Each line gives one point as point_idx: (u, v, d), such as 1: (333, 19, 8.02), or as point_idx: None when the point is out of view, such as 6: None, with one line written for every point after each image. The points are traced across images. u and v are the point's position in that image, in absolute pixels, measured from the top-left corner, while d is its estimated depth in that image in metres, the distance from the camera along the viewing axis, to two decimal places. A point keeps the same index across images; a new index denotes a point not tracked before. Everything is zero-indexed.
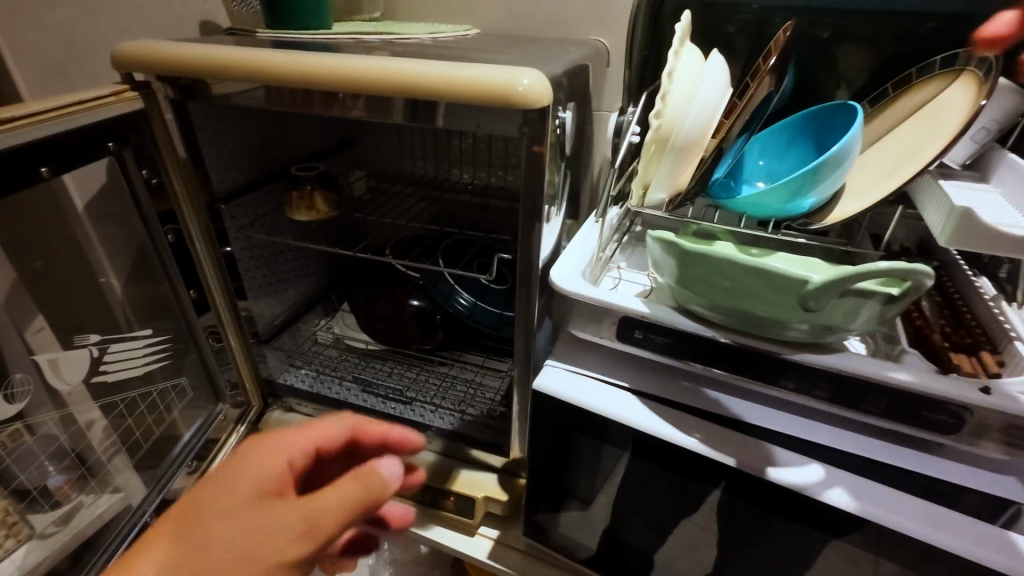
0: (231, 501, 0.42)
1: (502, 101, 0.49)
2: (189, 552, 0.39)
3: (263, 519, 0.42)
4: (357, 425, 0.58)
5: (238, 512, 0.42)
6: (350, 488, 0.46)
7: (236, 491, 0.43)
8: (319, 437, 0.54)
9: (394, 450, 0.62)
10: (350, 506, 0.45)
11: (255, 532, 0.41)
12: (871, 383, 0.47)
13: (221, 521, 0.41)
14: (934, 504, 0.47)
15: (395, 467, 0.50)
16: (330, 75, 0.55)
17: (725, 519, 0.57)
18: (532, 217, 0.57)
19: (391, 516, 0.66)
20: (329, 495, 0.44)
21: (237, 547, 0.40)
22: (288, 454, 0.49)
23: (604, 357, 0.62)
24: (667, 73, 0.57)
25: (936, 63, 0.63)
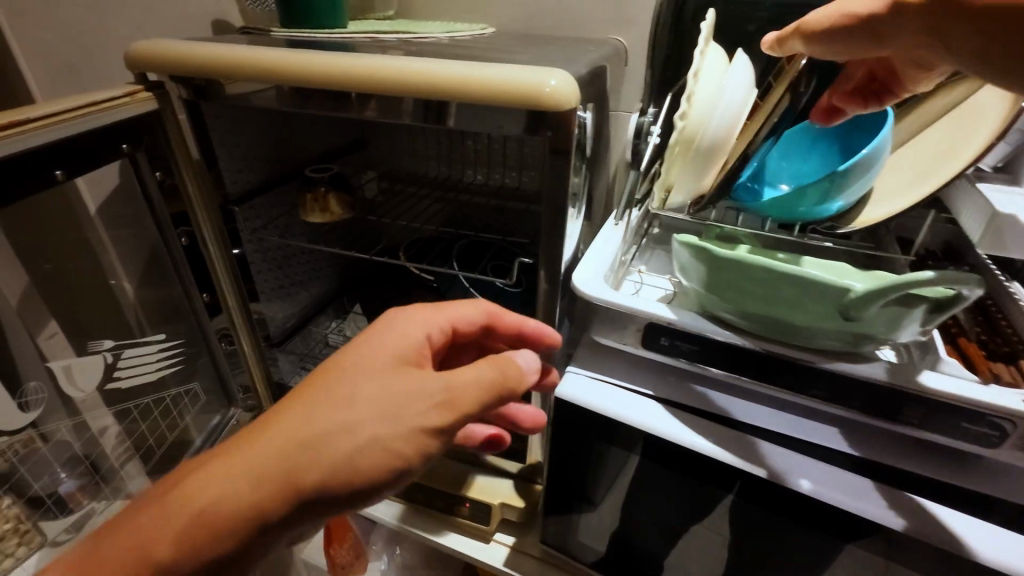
0: (378, 363, 0.44)
1: (529, 103, 0.48)
2: (343, 399, 0.42)
3: (407, 382, 0.43)
4: (498, 311, 0.57)
5: (382, 373, 0.44)
6: (486, 368, 0.46)
7: (380, 356, 0.45)
8: (456, 315, 0.54)
9: (530, 344, 0.60)
10: (489, 387, 0.45)
11: (399, 391, 0.43)
12: (909, 394, 0.45)
13: (370, 381, 0.43)
14: (967, 515, 0.45)
15: (530, 359, 0.50)
16: (349, 74, 0.53)
17: (750, 530, 0.55)
18: (554, 220, 0.56)
19: (525, 418, 0.62)
20: (468, 370, 0.45)
21: (385, 401, 0.42)
22: (422, 328, 0.50)
23: (626, 364, 0.60)
24: (692, 73, 0.55)
25: None
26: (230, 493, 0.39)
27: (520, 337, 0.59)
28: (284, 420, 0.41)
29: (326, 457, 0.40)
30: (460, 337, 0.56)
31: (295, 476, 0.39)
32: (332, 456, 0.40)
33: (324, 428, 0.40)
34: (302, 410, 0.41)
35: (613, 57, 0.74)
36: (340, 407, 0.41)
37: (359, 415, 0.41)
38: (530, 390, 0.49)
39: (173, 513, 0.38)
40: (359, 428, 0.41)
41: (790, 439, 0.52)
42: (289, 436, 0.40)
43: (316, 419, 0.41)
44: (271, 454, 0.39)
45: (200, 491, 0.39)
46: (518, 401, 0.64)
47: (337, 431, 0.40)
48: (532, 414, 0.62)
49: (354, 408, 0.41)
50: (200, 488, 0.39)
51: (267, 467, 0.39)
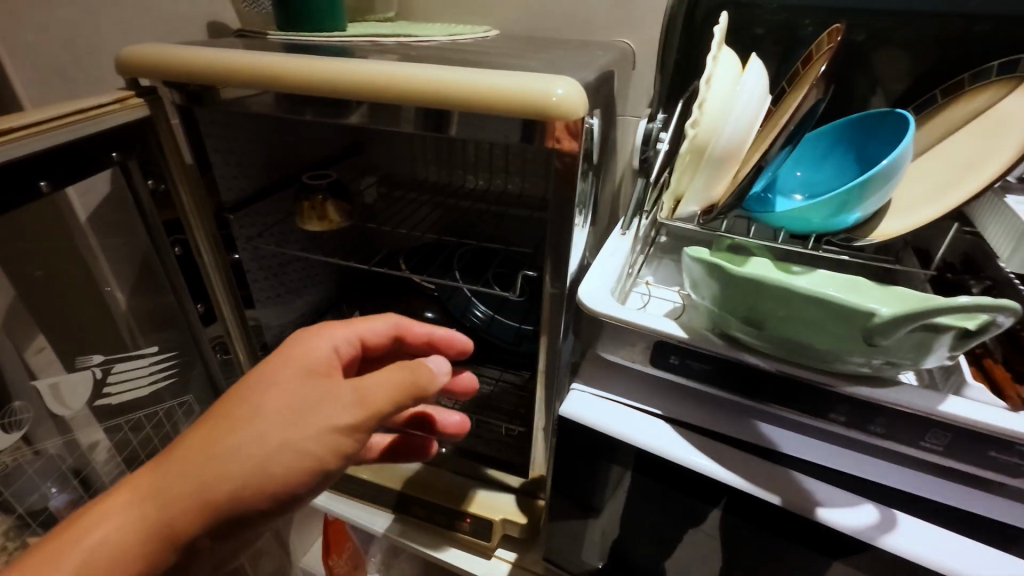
0: (282, 374, 0.44)
1: (534, 112, 0.46)
2: (245, 417, 0.41)
3: (311, 392, 0.43)
4: (406, 324, 0.58)
5: (285, 385, 0.43)
6: (394, 368, 0.46)
7: (285, 369, 0.44)
8: (364, 328, 0.54)
9: (441, 350, 0.62)
10: (400, 386, 0.45)
11: (302, 401, 0.43)
12: (934, 420, 0.43)
13: (273, 394, 0.43)
14: (988, 546, 0.44)
15: (440, 362, 0.50)
16: (344, 81, 0.51)
17: (763, 556, 0.53)
18: (559, 232, 0.54)
19: (447, 425, 0.63)
20: (375, 373, 0.45)
21: (291, 412, 0.42)
22: (332, 339, 0.49)
23: (634, 381, 0.58)
24: (705, 79, 0.53)
25: (993, 69, 0.59)
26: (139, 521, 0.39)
27: (432, 343, 0.60)
28: (185, 447, 0.41)
29: (232, 474, 0.40)
30: (369, 350, 0.57)
31: (203, 494, 0.40)
32: (240, 470, 0.40)
33: (226, 445, 0.40)
34: (204, 436, 0.41)
35: (620, 61, 0.71)
36: (244, 423, 0.41)
37: (262, 428, 0.41)
38: (442, 389, 0.49)
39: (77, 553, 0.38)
40: (262, 442, 0.41)
41: (805, 463, 0.50)
42: (191, 462, 0.40)
43: (217, 440, 0.41)
44: (176, 480, 0.40)
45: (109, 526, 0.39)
46: (444, 407, 0.64)
47: (241, 445, 0.40)
48: (453, 422, 0.63)
49: (258, 421, 0.41)
50: (105, 522, 0.39)
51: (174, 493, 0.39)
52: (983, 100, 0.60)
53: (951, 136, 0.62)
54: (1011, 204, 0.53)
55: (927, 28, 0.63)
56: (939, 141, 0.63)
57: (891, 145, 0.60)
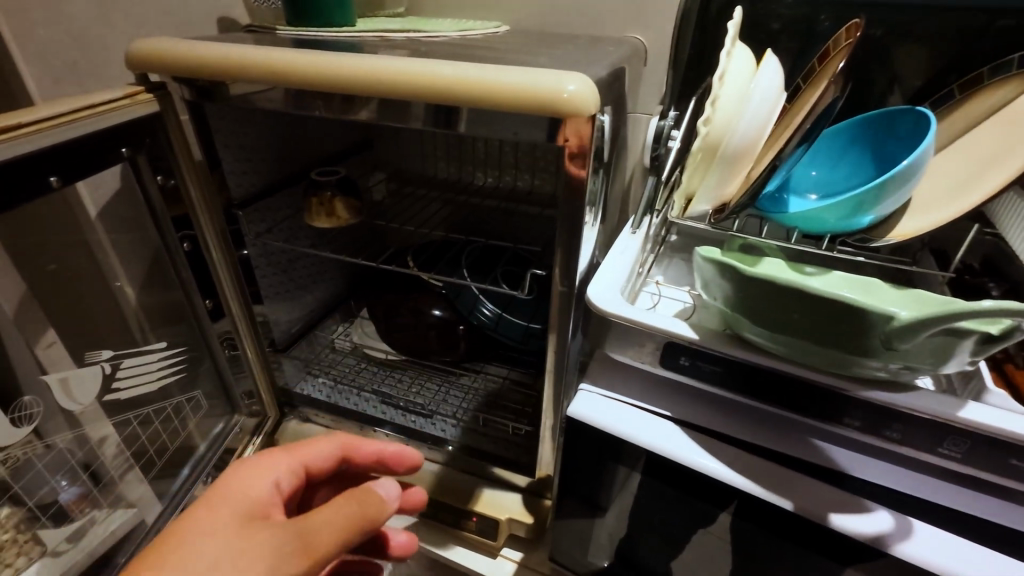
0: (213, 524, 0.41)
1: (545, 109, 0.45)
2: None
3: (245, 544, 0.40)
4: (358, 444, 0.57)
5: (215, 542, 0.39)
6: (339, 505, 0.45)
7: (216, 522, 0.41)
8: (308, 455, 0.52)
9: (392, 467, 0.60)
10: (345, 524, 0.44)
11: (237, 555, 0.39)
12: (952, 426, 0.42)
13: (202, 556, 0.38)
14: (1007, 556, 0.43)
15: (389, 486, 0.49)
16: (352, 77, 0.51)
17: (774, 560, 0.52)
18: (569, 231, 0.54)
19: (394, 546, 0.61)
20: (321, 513, 0.43)
21: (222, 572, 0.38)
22: (269, 478, 0.47)
23: (643, 383, 0.57)
24: (718, 77, 0.52)
25: (1013, 61, 0.58)
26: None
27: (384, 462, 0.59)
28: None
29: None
30: (315, 477, 0.54)
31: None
32: None
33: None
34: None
35: (632, 58, 0.70)
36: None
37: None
38: (391, 518, 0.48)
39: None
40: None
41: (816, 467, 0.49)
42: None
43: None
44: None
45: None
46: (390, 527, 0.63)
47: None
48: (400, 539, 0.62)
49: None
50: None
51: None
52: (1002, 95, 0.59)
53: (971, 132, 0.61)
54: None
55: (948, 23, 0.61)
56: (960, 136, 0.61)
57: (911, 144, 0.59)
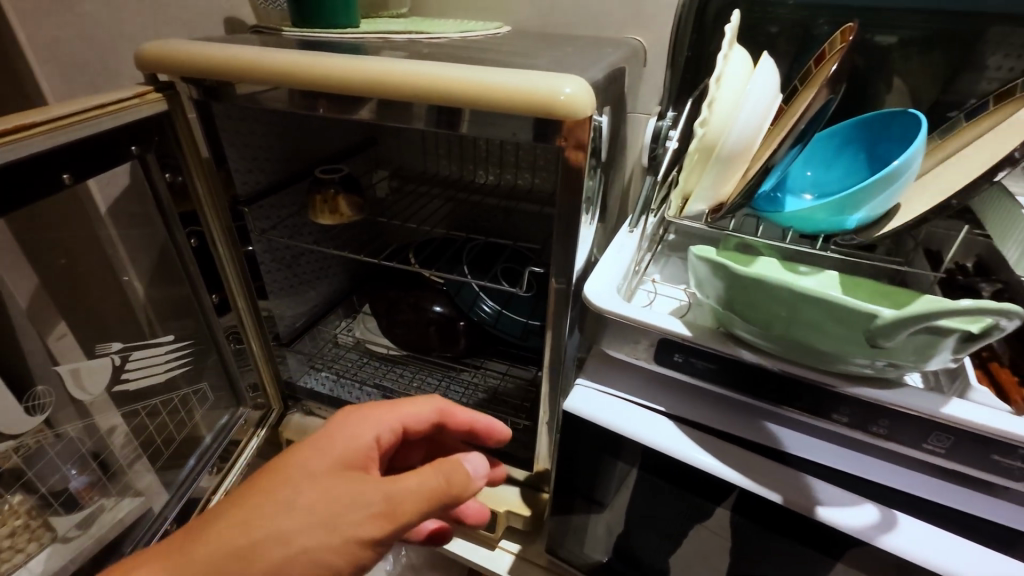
0: (318, 466, 0.44)
1: (542, 110, 0.46)
2: (275, 510, 0.41)
3: (343, 491, 0.43)
4: (454, 411, 0.58)
5: (320, 479, 0.43)
6: (428, 475, 0.45)
7: (323, 461, 0.45)
8: (409, 415, 0.54)
9: (480, 437, 0.62)
10: (430, 496, 0.44)
11: (334, 500, 0.42)
12: (935, 422, 0.43)
13: (310, 484, 0.43)
14: (991, 549, 0.43)
15: (476, 464, 0.49)
16: (355, 77, 0.52)
17: (765, 554, 0.53)
18: (566, 228, 0.55)
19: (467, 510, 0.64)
20: (408, 478, 0.44)
21: (319, 513, 0.41)
22: (376, 427, 0.51)
23: (638, 380, 0.59)
24: (713, 80, 0.54)
25: None
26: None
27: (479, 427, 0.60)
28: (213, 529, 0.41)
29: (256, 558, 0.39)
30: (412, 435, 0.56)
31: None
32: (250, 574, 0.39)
33: (253, 534, 0.40)
34: (233, 521, 0.41)
35: (631, 59, 0.71)
36: (276, 513, 0.41)
37: (291, 517, 0.41)
38: (475, 495, 0.47)
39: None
40: (284, 532, 0.40)
41: (805, 462, 0.50)
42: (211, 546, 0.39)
43: (240, 531, 0.40)
44: (191, 567, 0.38)
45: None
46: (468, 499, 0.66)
47: (265, 538, 0.40)
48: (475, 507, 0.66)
49: (287, 511, 0.41)
50: None
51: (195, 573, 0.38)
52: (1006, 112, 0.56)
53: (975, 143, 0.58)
54: None
55: (945, 27, 0.61)
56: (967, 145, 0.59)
57: (904, 147, 0.60)
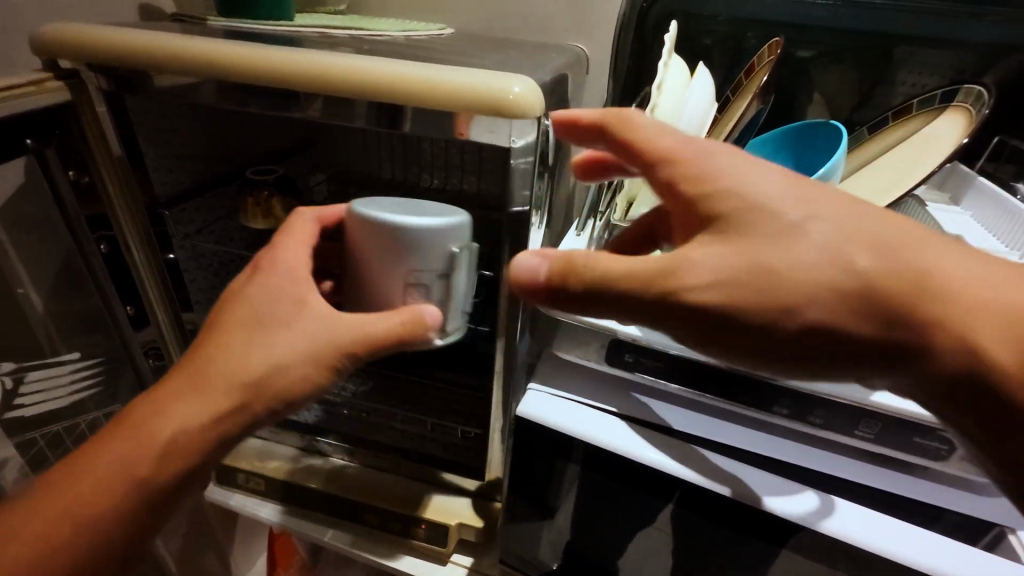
0: (259, 304, 0.45)
1: (490, 109, 0.45)
2: (236, 346, 0.44)
3: (298, 329, 0.45)
4: (339, 214, 0.55)
5: (270, 321, 0.45)
6: (382, 318, 0.47)
7: (269, 296, 0.46)
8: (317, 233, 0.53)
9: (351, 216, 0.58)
10: (388, 334, 0.47)
11: (278, 326, 0.45)
12: (866, 409, 0.46)
13: (205, 369, 0.44)
14: (919, 528, 0.46)
15: (533, 262, 0.36)
16: (291, 72, 0.49)
17: (715, 552, 0.54)
18: (517, 232, 0.54)
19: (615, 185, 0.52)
20: (364, 319, 0.46)
21: (275, 342, 0.44)
22: (280, 286, 0.46)
23: (590, 380, 0.58)
24: (655, 86, 0.55)
25: (936, 97, 0.60)
26: (98, 480, 0.42)
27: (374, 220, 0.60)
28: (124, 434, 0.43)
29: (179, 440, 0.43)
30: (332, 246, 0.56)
31: (190, 421, 0.43)
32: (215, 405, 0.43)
33: (212, 372, 0.44)
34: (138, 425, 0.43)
35: (573, 65, 0.72)
36: (181, 403, 0.43)
37: (195, 409, 0.43)
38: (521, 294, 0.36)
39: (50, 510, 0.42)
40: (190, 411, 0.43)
41: (748, 454, 0.52)
42: (130, 447, 0.42)
43: (200, 373, 0.44)
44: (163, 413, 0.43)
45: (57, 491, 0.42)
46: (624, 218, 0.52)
47: (227, 376, 0.43)
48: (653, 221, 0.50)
49: (192, 398, 0.43)
50: (90, 476, 0.42)
51: (121, 463, 0.42)
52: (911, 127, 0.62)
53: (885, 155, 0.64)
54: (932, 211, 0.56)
55: (861, 46, 0.65)
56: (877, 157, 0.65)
57: (826, 155, 0.63)
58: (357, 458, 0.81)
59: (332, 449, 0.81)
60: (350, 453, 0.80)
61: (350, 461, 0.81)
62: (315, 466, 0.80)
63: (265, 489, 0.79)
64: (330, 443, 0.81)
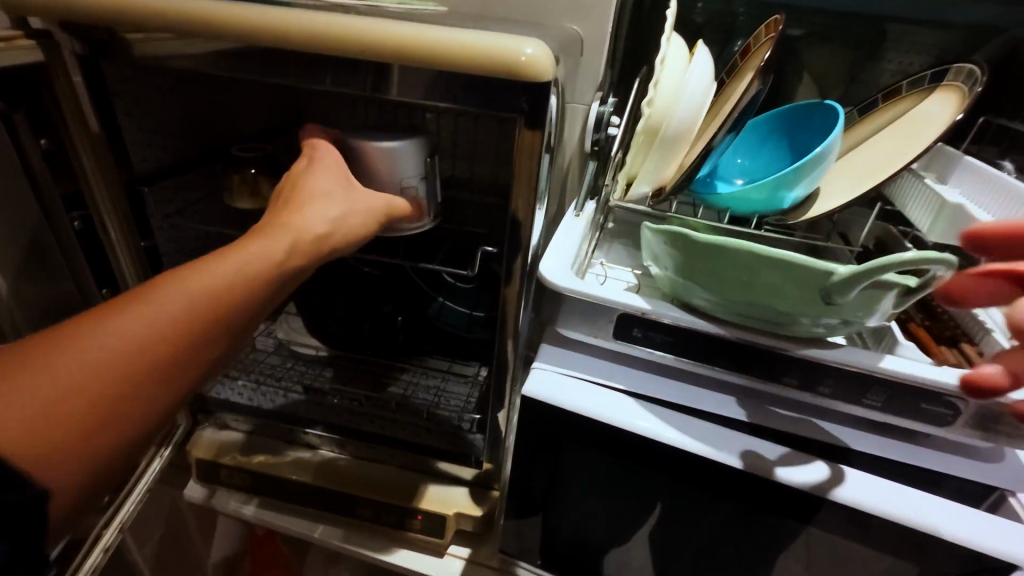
0: (324, 177, 0.49)
1: (500, 71, 0.44)
2: (316, 210, 0.46)
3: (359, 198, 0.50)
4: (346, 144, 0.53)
5: (336, 194, 0.48)
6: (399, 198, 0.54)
7: (329, 175, 0.49)
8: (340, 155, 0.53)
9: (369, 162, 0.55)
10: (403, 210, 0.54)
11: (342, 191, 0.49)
12: (875, 377, 0.46)
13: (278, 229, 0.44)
14: (927, 494, 0.47)
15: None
16: (286, 33, 0.46)
17: (724, 529, 0.54)
18: (523, 207, 0.52)
19: None
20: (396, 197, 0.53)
21: (339, 203, 0.48)
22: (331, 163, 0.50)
23: (596, 359, 0.57)
24: (659, 60, 0.55)
25: (926, 77, 0.62)
26: (117, 369, 0.35)
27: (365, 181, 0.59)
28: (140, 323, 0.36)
29: (216, 324, 0.39)
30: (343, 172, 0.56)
31: (258, 273, 0.41)
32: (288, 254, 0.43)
33: (289, 227, 0.44)
34: (162, 310, 0.37)
35: (568, 43, 0.72)
36: (214, 285, 0.39)
37: (269, 246, 0.42)
38: None
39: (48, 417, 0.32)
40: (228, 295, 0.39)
41: (757, 428, 0.52)
42: (158, 332, 0.36)
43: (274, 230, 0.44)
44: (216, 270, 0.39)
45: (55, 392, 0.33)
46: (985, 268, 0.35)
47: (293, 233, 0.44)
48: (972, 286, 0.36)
49: (231, 280, 0.39)
50: (120, 333, 0.35)
51: (168, 310, 0.37)
52: (902, 108, 0.64)
53: (877, 135, 0.65)
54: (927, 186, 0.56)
55: (850, 27, 0.67)
56: (870, 136, 0.66)
57: (824, 135, 0.64)
58: (349, 450, 0.77)
59: (322, 441, 0.78)
60: (341, 445, 0.77)
61: (341, 453, 0.78)
62: (303, 459, 0.76)
63: (249, 485, 0.76)
64: (320, 436, 0.77)
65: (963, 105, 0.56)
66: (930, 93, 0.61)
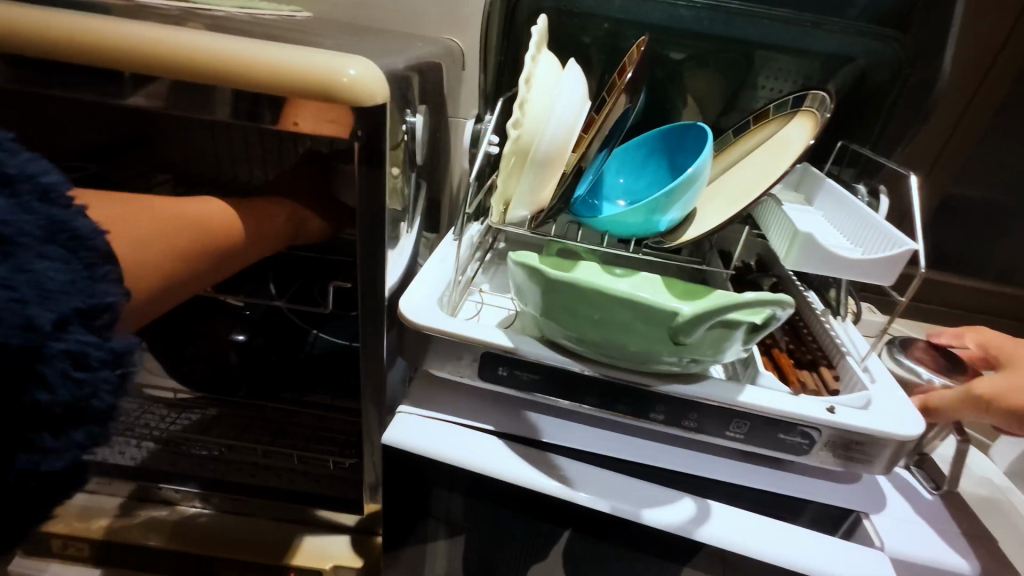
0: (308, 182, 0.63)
1: (322, 94, 0.40)
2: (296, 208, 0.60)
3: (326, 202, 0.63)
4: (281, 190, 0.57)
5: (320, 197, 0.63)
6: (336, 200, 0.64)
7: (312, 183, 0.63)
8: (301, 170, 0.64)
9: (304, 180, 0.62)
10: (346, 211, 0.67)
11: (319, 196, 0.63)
12: (735, 410, 0.46)
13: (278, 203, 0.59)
14: (792, 526, 0.46)
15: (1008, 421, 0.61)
16: (78, 43, 0.41)
17: (602, 569, 0.51)
18: (376, 239, 0.47)
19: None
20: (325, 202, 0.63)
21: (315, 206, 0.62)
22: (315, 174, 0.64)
23: (469, 397, 0.54)
24: (521, 79, 0.52)
25: (788, 101, 0.63)
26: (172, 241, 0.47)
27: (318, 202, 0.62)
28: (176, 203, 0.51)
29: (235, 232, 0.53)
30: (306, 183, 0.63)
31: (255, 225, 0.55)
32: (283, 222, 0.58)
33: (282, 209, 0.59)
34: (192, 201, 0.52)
35: (445, 58, 0.68)
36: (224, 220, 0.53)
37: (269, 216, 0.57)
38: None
39: (128, 232, 0.45)
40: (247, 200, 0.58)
41: (630, 464, 0.50)
42: (186, 206, 0.50)
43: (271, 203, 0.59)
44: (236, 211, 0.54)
45: (127, 219, 0.45)
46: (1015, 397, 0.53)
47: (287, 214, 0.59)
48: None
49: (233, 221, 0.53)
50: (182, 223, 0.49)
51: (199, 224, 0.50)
52: (768, 130, 0.65)
53: (748, 157, 0.66)
54: (789, 210, 0.57)
55: (721, 52, 0.68)
56: (741, 158, 0.67)
57: (696, 157, 0.64)
58: (213, 504, 0.68)
59: (182, 496, 0.68)
60: (205, 499, 0.68)
61: (205, 508, 0.68)
62: (157, 518, 0.67)
63: (90, 553, 0.66)
64: (181, 491, 0.67)
65: (816, 128, 0.58)
66: (790, 117, 0.63)
